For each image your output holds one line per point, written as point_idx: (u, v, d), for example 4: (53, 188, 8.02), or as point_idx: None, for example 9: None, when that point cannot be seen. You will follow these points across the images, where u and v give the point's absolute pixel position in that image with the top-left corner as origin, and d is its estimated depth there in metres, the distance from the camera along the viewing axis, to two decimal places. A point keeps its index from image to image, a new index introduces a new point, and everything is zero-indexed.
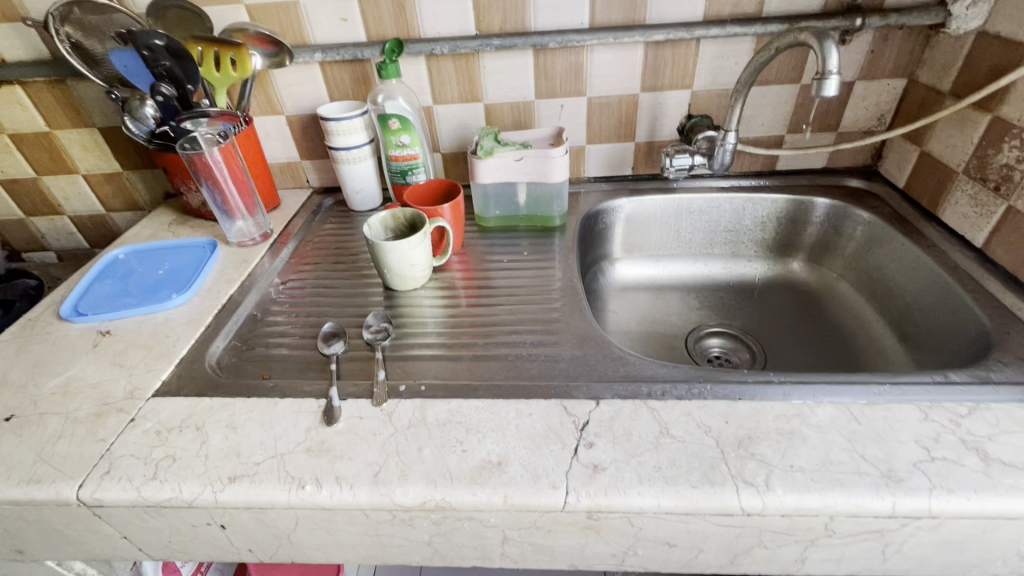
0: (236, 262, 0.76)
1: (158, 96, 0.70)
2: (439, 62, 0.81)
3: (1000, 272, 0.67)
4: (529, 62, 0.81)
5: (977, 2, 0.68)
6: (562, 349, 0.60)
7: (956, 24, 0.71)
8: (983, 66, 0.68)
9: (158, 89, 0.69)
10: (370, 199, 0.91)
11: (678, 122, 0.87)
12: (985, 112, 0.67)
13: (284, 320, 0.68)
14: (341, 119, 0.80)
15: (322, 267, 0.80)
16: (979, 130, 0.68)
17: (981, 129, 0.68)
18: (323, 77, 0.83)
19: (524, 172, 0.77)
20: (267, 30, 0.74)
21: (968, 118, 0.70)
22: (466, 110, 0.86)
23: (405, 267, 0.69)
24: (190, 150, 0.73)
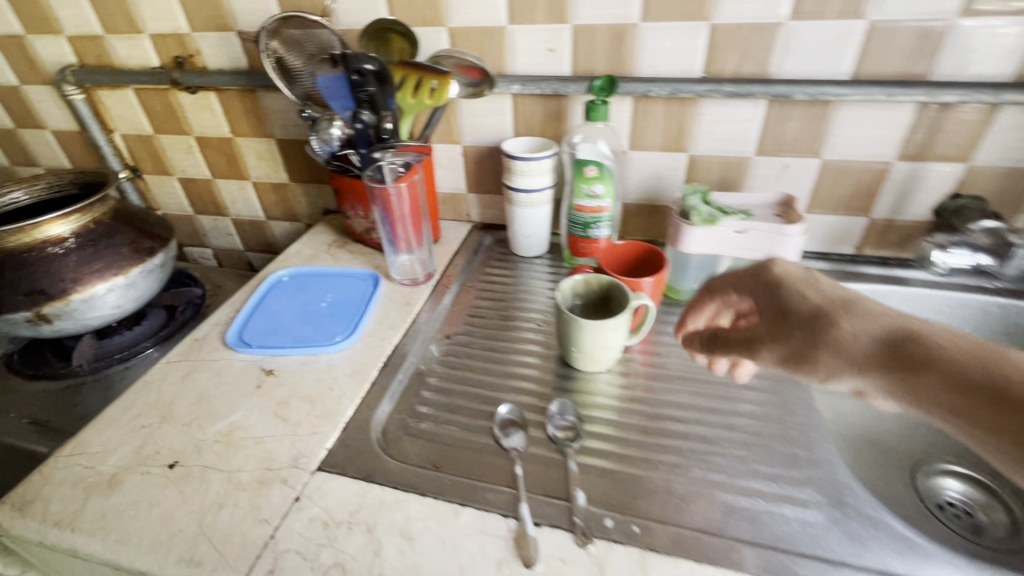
0: (399, 305, 0.70)
1: (357, 123, 0.66)
2: (649, 104, 0.70)
3: None
4: (760, 113, 0.67)
5: None
6: (809, 502, 0.46)
7: None
8: None
9: (359, 116, 0.65)
10: (537, 244, 0.81)
11: (937, 202, 0.69)
12: None
13: (451, 387, 0.60)
14: (529, 159, 0.72)
15: (486, 320, 0.71)
16: None
17: None
18: (513, 109, 0.75)
19: (743, 247, 0.64)
20: (474, 59, 0.66)
21: None
22: (666, 160, 0.74)
23: (597, 348, 0.58)
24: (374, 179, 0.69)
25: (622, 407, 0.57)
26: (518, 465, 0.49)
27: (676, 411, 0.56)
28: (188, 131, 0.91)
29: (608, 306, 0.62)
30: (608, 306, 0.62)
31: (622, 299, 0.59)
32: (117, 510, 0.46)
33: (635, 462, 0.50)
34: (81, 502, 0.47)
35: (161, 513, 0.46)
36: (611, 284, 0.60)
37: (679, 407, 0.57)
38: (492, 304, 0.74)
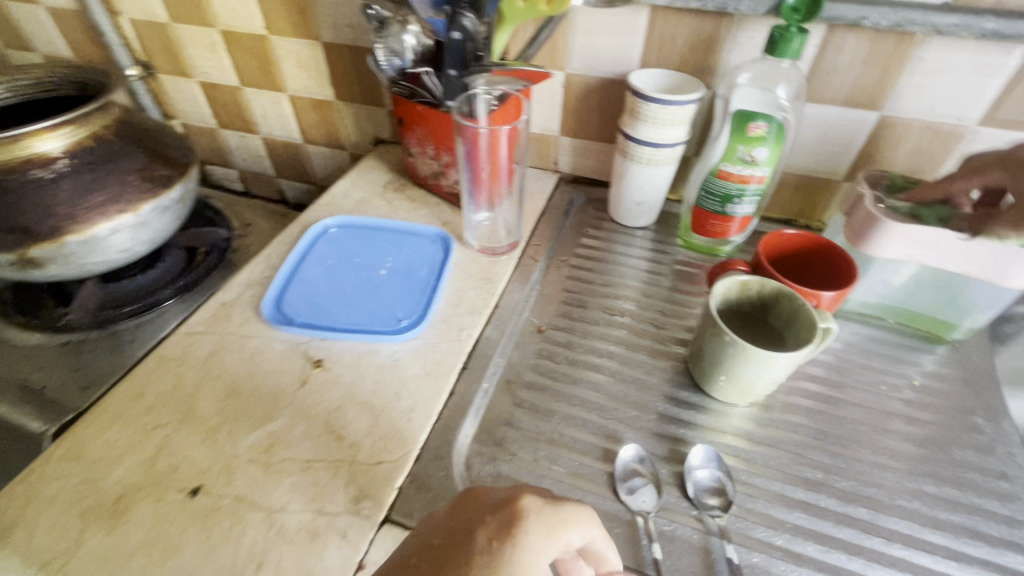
0: (478, 280, 0.55)
1: (455, 30, 0.47)
2: (849, 38, 0.50)
3: None
4: (1011, 65, 0.48)
5: None
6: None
7: None
8: None
9: (458, 19, 0.47)
10: (648, 213, 0.64)
11: None
12: None
13: (551, 406, 0.46)
14: (667, 103, 0.53)
15: (585, 310, 0.56)
16: None
17: None
18: (650, 28, 0.55)
19: (964, 258, 0.46)
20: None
21: None
22: (847, 119, 0.55)
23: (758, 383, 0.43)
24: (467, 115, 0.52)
25: (779, 461, 0.43)
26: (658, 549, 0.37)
27: (853, 476, 0.42)
28: (212, 22, 0.72)
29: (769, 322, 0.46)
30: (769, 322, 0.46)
31: (797, 317, 0.43)
32: (123, 554, 0.35)
33: (811, 553, 0.37)
34: (77, 535, 0.35)
35: (181, 567, 0.34)
36: (778, 293, 0.44)
37: (857, 468, 0.43)
38: (591, 288, 0.59)
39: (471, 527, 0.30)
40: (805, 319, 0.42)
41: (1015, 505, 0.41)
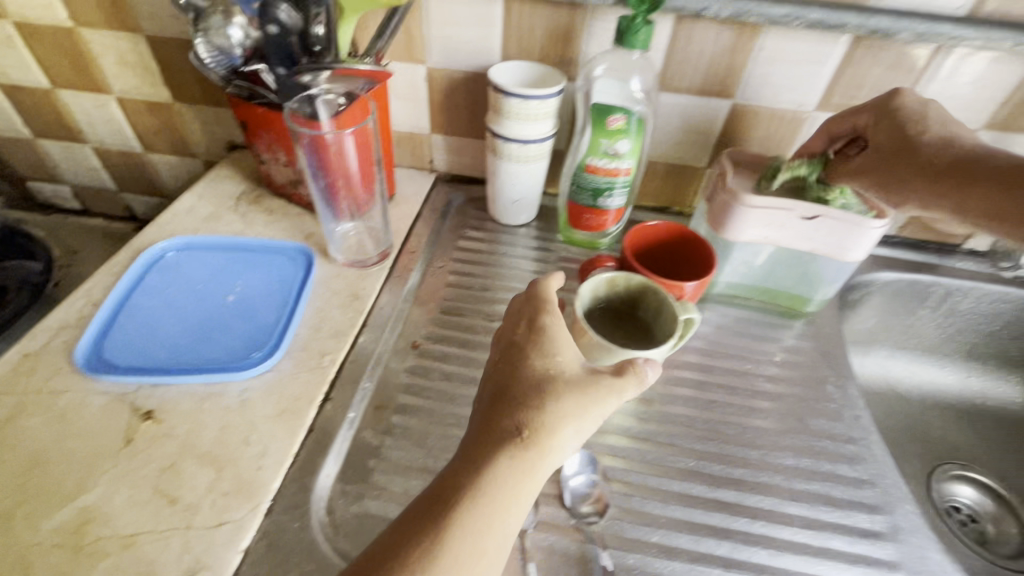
0: (344, 298, 0.50)
1: (270, 24, 0.43)
2: (696, 29, 0.51)
3: None
4: (837, 53, 0.51)
5: None
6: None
7: None
8: None
9: (271, 11, 0.42)
10: (527, 210, 0.62)
11: None
12: None
13: (425, 428, 0.43)
14: (527, 97, 0.51)
15: (463, 317, 0.53)
16: None
17: None
18: (506, 19, 0.53)
19: (808, 237, 0.49)
20: None
21: None
22: (703, 107, 0.57)
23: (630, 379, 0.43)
24: (304, 116, 0.47)
25: (655, 455, 0.43)
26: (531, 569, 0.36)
27: (723, 459, 0.43)
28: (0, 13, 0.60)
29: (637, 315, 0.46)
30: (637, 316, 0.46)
31: (663, 308, 0.43)
32: None
33: (683, 546, 0.38)
34: None
35: None
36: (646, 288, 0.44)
37: (726, 450, 0.44)
38: (470, 293, 0.56)
39: (512, 340, 0.38)
40: (670, 307, 0.43)
41: (860, 466, 0.44)
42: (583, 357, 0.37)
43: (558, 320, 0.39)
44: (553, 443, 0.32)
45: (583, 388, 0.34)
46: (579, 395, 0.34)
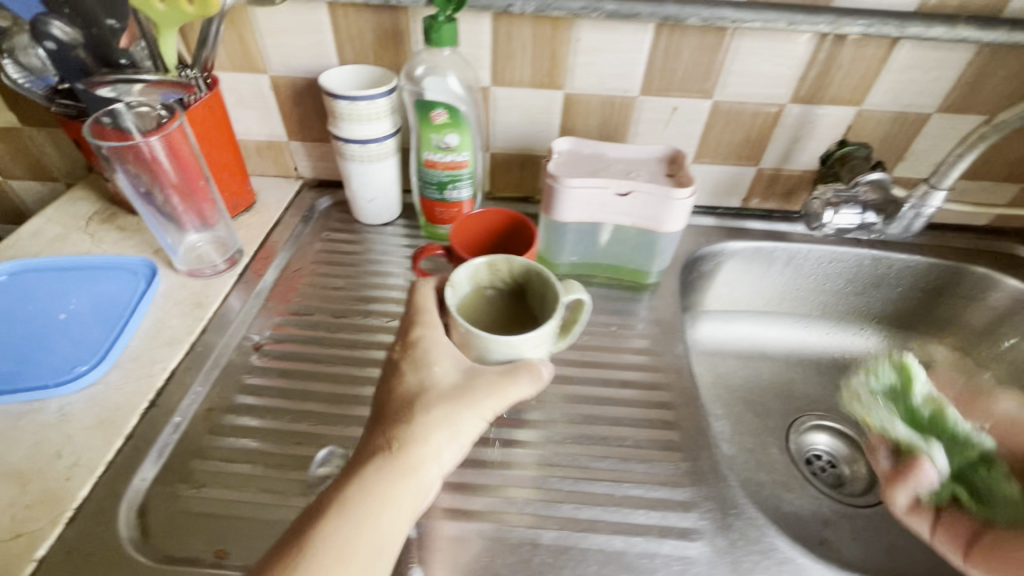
0: (186, 306, 0.51)
1: (48, 42, 0.46)
2: (515, 25, 0.54)
3: None
4: (646, 41, 0.54)
5: None
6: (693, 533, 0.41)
7: None
8: None
9: (44, 30, 0.45)
10: (386, 209, 0.64)
11: (823, 149, 0.63)
12: None
13: (258, 424, 0.44)
14: (357, 98, 0.53)
15: (313, 315, 0.54)
16: None
17: None
18: (334, 25, 0.54)
19: (628, 213, 0.52)
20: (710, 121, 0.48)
21: None
22: (538, 98, 0.60)
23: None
24: (111, 128, 0.47)
25: None
26: None
27: None
28: None
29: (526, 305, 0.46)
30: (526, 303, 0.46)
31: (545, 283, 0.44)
32: None
33: None
34: None
35: None
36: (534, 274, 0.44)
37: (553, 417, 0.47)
38: (326, 293, 0.57)
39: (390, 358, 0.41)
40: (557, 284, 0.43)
41: None
42: (460, 366, 0.40)
43: (435, 331, 0.42)
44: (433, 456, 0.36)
45: (468, 400, 0.38)
46: (451, 403, 0.37)
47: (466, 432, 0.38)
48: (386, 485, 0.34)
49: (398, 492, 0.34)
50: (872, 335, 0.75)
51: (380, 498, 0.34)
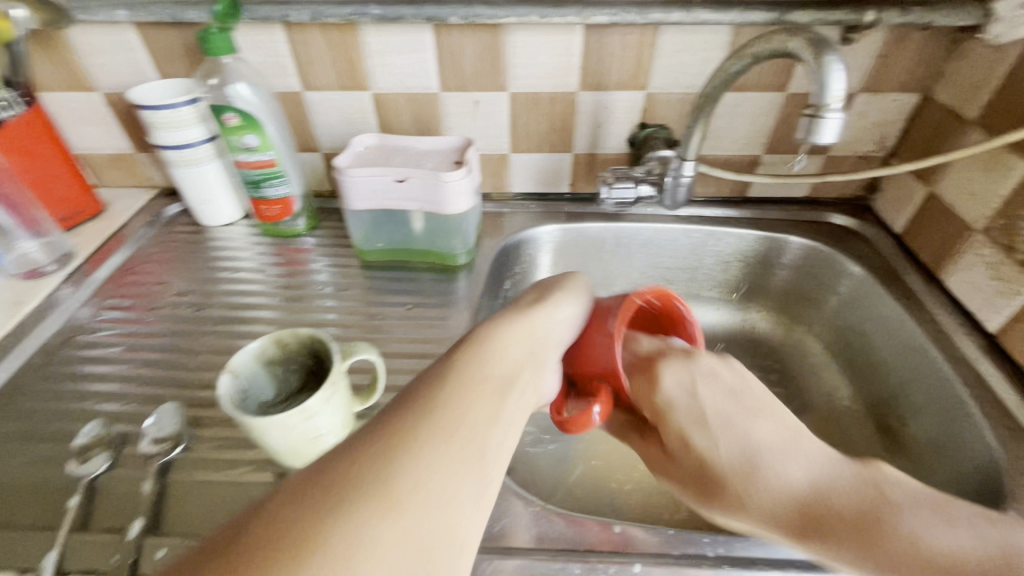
0: (5, 306, 0.56)
1: None
2: (305, 33, 0.59)
3: (997, 365, 0.53)
4: (428, 40, 0.59)
5: (959, 63, 0.58)
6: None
7: (927, 109, 0.62)
8: (944, 130, 0.60)
9: None
10: (224, 210, 0.69)
11: (627, 132, 0.67)
12: (923, 183, 0.63)
13: (45, 405, 0.49)
14: (160, 108, 0.58)
15: (133, 308, 0.59)
16: (956, 190, 0.58)
17: (919, 200, 0.64)
18: (144, 43, 0.60)
19: (412, 197, 0.57)
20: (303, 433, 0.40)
21: (964, 169, 0.57)
22: (348, 100, 0.64)
23: (294, 441, 0.40)
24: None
25: None
26: (76, 497, 0.41)
27: None
28: None
29: (320, 368, 0.45)
30: (325, 368, 0.44)
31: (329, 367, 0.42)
32: None
33: (244, 466, 0.44)
34: None
35: None
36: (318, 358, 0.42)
37: None
38: (153, 289, 0.62)
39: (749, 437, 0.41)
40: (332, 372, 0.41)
41: None
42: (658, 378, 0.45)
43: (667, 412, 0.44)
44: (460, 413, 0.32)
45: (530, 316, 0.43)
46: (502, 332, 0.40)
47: (491, 375, 0.36)
48: (522, 351, 0.40)
49: (516, 359, 0.39)
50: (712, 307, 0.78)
51: (521, 352, 0.40)
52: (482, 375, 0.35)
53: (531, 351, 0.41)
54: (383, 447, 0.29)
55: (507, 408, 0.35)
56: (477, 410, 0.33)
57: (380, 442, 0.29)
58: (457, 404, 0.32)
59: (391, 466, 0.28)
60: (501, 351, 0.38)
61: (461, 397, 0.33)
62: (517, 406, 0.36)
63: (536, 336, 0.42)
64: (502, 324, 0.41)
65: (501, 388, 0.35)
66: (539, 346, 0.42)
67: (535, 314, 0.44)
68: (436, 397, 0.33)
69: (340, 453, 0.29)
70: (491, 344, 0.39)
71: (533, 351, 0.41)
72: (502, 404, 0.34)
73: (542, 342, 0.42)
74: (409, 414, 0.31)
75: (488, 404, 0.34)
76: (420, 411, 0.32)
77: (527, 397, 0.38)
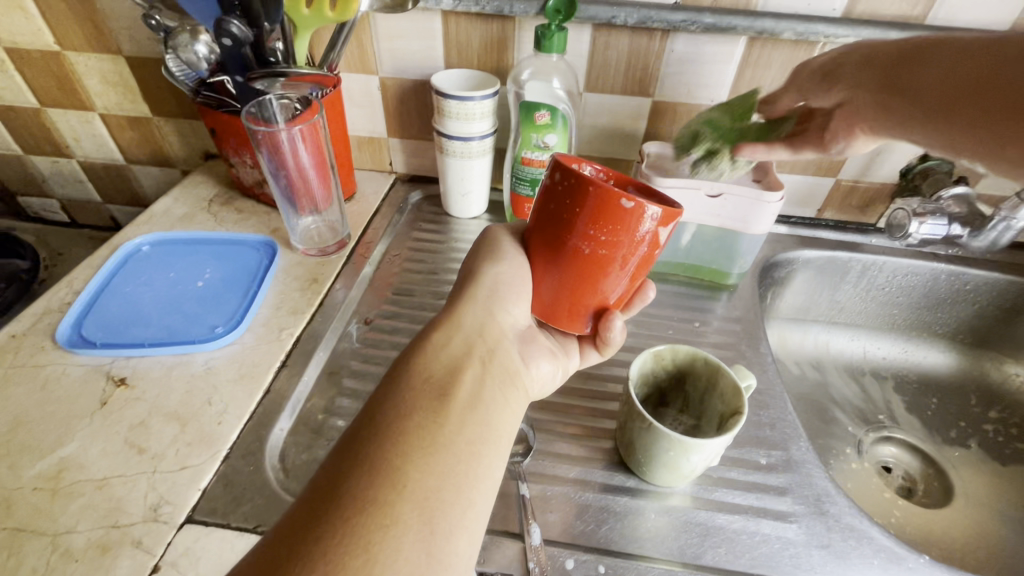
0: (304, 281, 0.56)
1: (223, 38, 0.49)
2: (614, 35, 0.58)
3: None
4: (737, 52, 0.57)
5: None
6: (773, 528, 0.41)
7: None
8: None
9: (224, 28, 0.48)
10: (476, 205, 0.69)
11: (905, 162, 0.64)
12: None
13: (372, 387, 0.48)
14: (465, 100, 0.58)
15: (411, 296, 0.59)
16: None
17: None
18: (446, 32, 0.60)
19: (717, 214, 0.56)
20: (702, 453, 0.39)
21: None
22: (627, 106, 0.63)
23: (697, 466, 0.39)
24: (259, 117, 0.54)
25: (577, 407, 0.49)
26: None
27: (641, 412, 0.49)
28: None
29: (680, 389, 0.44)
30: (685, 390, 0.44)
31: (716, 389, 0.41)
32: None
33: (595, 476, 0.43)
34: None
35: None
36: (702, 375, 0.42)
37: None
38: (423, 278, 0.62)
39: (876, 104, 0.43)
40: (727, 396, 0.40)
41: (763, 410, 0.49)
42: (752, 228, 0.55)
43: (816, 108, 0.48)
44: (424, 459, 0.29)
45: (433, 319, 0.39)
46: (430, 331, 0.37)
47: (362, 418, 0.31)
48: (455, 341, 0.37)
49: (472, 333, 0.38)
50: (938, 350, 0.75)
51: (462, 346, 0.37)
52: (412, 402, 0.32)
53: (471, 346, 0.37)
54: (307, 538, 0.25)
55: (456, 414, 0.32)
56: (422, 472, 0.29)
57: (331, 518, 0.26)
58: (412, 414, 0.31)
59: (339, 565, 0.24)
60: (422, 355, 0.35)
61: (406, 401, 0.32)
62: (486, 407, 0.34)
63: (470, 327, 0.38)
64: (426, 331, 0.37)
65: (420, 419, 0.31)
66: (480, 336, 0.38)
67: (464, 306, 0.40)
68: (376, 441, 0.29)
69: (334, 455, 0.29)
70: (422, 368, 0.34)
71: (468, 338, 0.38)
72: (479, 411, 0.33)
73: (493, 315, 0.40)
74: (344, 499, 0.27)
75: (422, 432, 0.30)
76: (375, 478, 0.28)
77: (493, 393, 0.35)
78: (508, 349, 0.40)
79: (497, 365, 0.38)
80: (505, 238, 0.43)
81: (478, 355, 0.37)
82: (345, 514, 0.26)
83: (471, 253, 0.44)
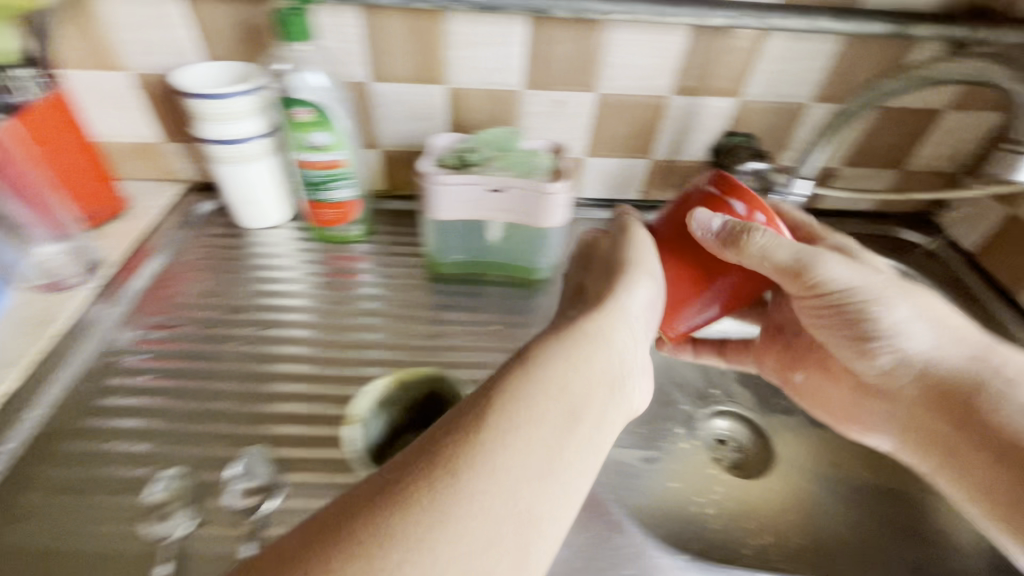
0: (28, 325, 0.49)
1: None
2: (385, 17, 0.52)
3: None
4: (521, 32, 0.54)
5: None
6: None
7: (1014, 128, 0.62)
8: None
9: None
10: (272, 212, 0.61)
11: (712, 140, 0.64)
12: (1002, 204, 0.63)
13: None
14: (215, 98, 0.50)
15: (182, 327, 0.54)
16: None
17: (999, 221, 0.64)
18: (190, 18, 0.51)
19: (508, 208, 0.53)
20: None
21: None
22: (420, 95, 0.58)
23: None
24: None
25: None
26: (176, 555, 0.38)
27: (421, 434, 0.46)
28: None
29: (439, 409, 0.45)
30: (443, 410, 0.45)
31: None
32: None
33: None
34: None
35: None
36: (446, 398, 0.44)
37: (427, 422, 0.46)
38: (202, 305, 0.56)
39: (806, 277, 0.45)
40: None
41: None
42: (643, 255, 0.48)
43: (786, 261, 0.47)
44: (494, 476, 0.27)
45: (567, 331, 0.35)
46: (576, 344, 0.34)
47: (481, 446, 0.28)
48: (595, 362, 0.34)
49: (595, 363, 0.34)
50: None
51: (603, 365, 0.34)
52: (524, 434, 0.29)
53: (612, 367, 0.34)
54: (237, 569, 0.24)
55: (579, 440, 0.30)
56: (512, 499, 0.27)
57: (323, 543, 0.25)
58: (530, 430, 0.29)
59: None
60: (544, 368, 0.32)
61: (517, 413, 0.30)
62: (601, 426, 0.32)
63: (620, 344, 0.36)
64: (564, 344, 0.34)
65: (533, 456, 0.29)
66: (611, 359, 0.35)
67: (601, 320, 0.36)
68: (464, 465, 0.27)
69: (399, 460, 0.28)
70: (556, 388, 0.31)
71: (609, 363, 0.34)
72: (527, 414, 0.30)
73: (625, 346, 0.36)
74: (358, 522, 0.25)
75: (521, 461, 0.28)
76: (414, 498, 0.26)
77: (606, 422, 0.33)
78: (636, 380, 0.36)
79: (616, 385, 0.34)
80: (643, 236, 0.42)
81: (608, 379, 0.34)
82: (374, 530, 0.25)
83: (610, 248, 0.42)
